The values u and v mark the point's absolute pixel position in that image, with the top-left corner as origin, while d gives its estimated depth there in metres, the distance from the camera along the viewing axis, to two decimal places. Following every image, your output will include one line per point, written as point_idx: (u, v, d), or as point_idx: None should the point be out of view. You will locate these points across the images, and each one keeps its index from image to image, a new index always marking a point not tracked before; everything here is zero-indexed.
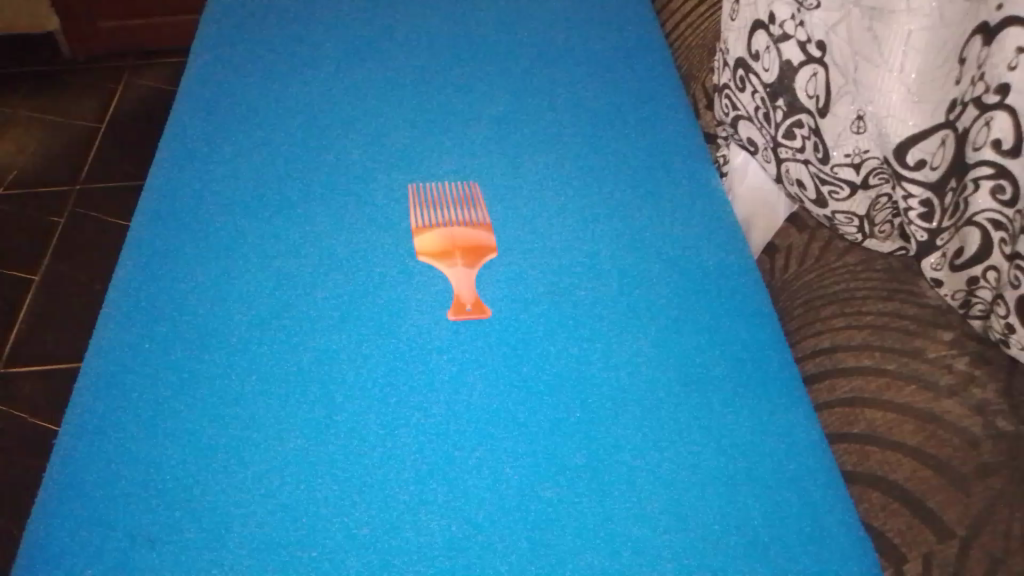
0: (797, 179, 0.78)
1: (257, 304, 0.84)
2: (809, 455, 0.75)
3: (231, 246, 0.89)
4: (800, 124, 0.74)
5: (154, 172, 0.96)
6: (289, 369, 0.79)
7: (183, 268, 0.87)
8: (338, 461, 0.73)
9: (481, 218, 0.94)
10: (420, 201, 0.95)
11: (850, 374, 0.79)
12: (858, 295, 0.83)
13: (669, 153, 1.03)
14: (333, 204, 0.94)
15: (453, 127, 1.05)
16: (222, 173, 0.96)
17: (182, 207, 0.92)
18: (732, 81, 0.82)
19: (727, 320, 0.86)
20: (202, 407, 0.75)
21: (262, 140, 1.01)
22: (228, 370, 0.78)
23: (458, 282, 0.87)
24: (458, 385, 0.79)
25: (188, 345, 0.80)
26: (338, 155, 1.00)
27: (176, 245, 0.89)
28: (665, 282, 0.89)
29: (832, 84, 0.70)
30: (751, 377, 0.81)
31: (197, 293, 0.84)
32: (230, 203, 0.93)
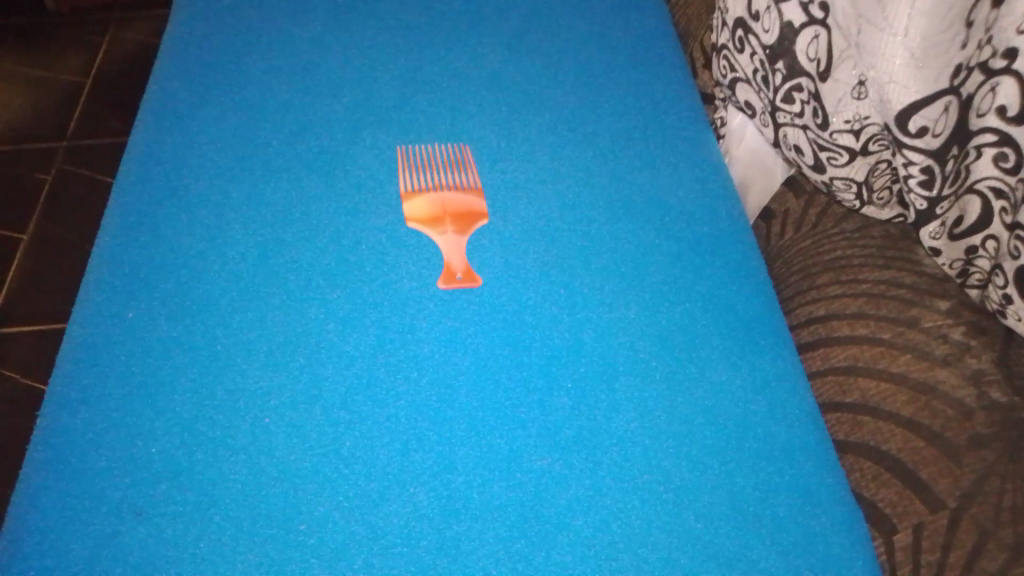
0: (795, 145, 0.75)
1: (243, 271, 0.82)
2: (803, 428, 0.75)
3: (217, 210, 0.87)
4: (799, 88, 0.71)
5: (138, 134, 0.94)
6: (276, 339, 0.77)
7: (166, 234, 0.84)
8: (328, 431, 0.72)
9: (473, 183, 0.92)
10: (412, 163, 0.93)
11: (845, 343, 0.78)
12: (855, 263, 0.81)
13: (666, 117, 1.01)
14: (322, 167, 0.92)
15: (444, 87, 1.02)
16: (206, 136, 0.94)
17: (165, 171, 0.90)
18: (731, 41, 0.79)
19: (722, 289, 0.84)
20: (187, 378, 0.74)
21: (247, 101, 0.98)
22: (213, 340, 0.76)
23: (449, 249, 0.85)
24: (447, 355, 0.77)
25: (175, 312, 0.78)
26: (325, 117, 0.97)
27: (161, 208, 0.86)
28: (660, 249, 0.87)
29: (834, 47, 0.68)
30: (745, 346, 0.80)
31: (185, 259, 0.82)
32: (214, 167, 0.91)
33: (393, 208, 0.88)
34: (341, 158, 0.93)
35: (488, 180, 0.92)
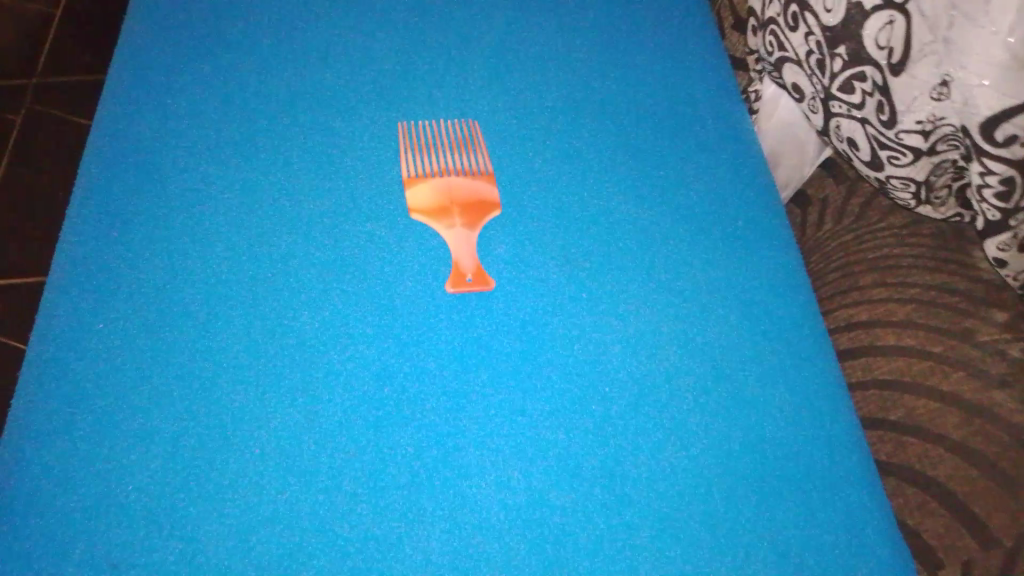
0: (849, 137, 0.67)
1: (228, 269, 0.73)
2: (846, 454, 0.70)
3: (197, 197, 0.77)
4: (861, 76, 0.62)
5: (109, 97, 0.84)
6: (266, 352, 0.69)
7: (141, 226, 0.75)
8: (325, 454, 0.65)
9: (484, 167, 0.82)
10: (417, 141, 0.83)
11: (889, 354, 0.72)
12: (902, 264, 0.74)
13: (694, 88, 0.92)
14: (314, 141, 0.82)
15: (449, 49, 0.91)
16: (184, 107, 0.83)
17: (139, 151, 0.80)
18: (782, 16, 0.68)
19: (759, 296, 0.78)
20: (168, 401, 0.66)
21: (229, 65, 0.87)
22: (196, 354, 0.68)
23: (456, 246, 0.76)
24: (456, 366, 0.70)
25: (155, 310, 0.70)
26: (316, 83, 0.86)
27: (139, 186, 0.77)
28: (687, 244, 0.80)
29: (914, 38, 0.57)
30: (784, 362, 0.74)
31: (165, 247, 0.74)
32: (194, 144, 0.81)
33: (394, 192, 0.79)
34: (335, 131, 0.83)
35: (501, 158, 0.83)
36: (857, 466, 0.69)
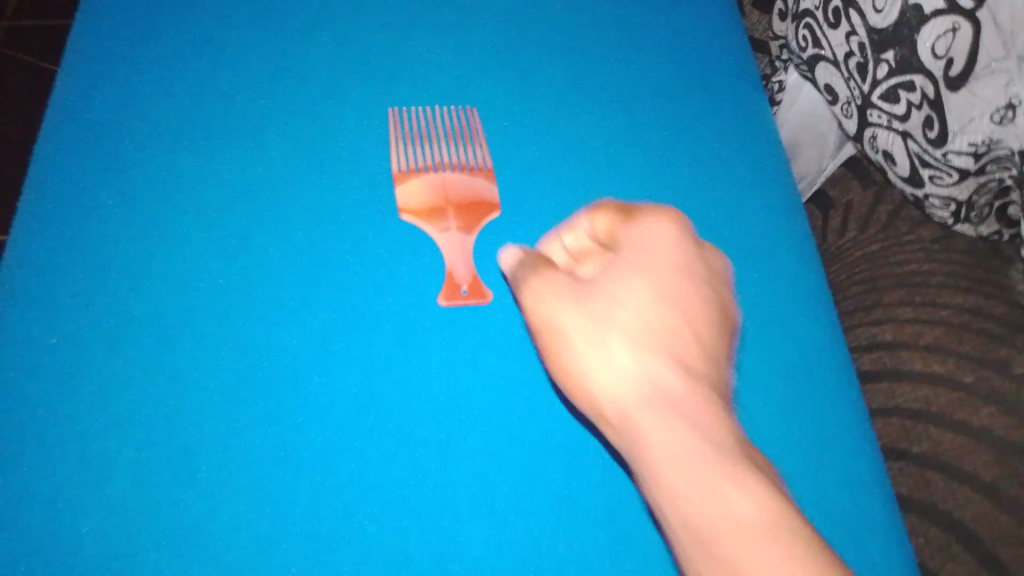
0: (885, 149, 0.62)
1: (187, 268, 0.63)
2: (880, 501, 0.61)
3: (155, 181, 0.67)
4: (910, 86, 0.56)
5: (65, 54, 0.73)
6: (227, 367, 0.59)
7: (90, 214, 0.65)
8: (285, 485, 0.55)
9: (482, 161, 0.71)
10: (407, 127, 0.72)
11: (913, 380, 0.67)
12: (933, 282, 0.68)
13: (720, 62, 0.81)
14: (289, 112, 0.72)
15: (442, 10, 0.80)
16: (143, 74, 0.72)
17: (89, 124, 0.69)
18: (822, 10, 0.62)
19: (790, 312, 0.68)
20: (115, 427, 0.56)
21: (193, 23, 0.75)
22: (148, 371, 0.58)
23: (451, 252, 0.66)
24: (443, 382, 0.60)
25: (102, 306, 0.61)
26: (291, 48, 0.75)
27: (89, 156, 0.67)
28: (709, 244, 0.71)
29: (981, 52, 0.50)
30: (816, 390, 0.65)
31: (117, 239, 0.64)
32: (152, 119, 0.70)
33: (376, 177, 0.69)
34: (313, 100, 0.72)
35: (501, 138, 0.73)
36: (889, 510, 0.62)
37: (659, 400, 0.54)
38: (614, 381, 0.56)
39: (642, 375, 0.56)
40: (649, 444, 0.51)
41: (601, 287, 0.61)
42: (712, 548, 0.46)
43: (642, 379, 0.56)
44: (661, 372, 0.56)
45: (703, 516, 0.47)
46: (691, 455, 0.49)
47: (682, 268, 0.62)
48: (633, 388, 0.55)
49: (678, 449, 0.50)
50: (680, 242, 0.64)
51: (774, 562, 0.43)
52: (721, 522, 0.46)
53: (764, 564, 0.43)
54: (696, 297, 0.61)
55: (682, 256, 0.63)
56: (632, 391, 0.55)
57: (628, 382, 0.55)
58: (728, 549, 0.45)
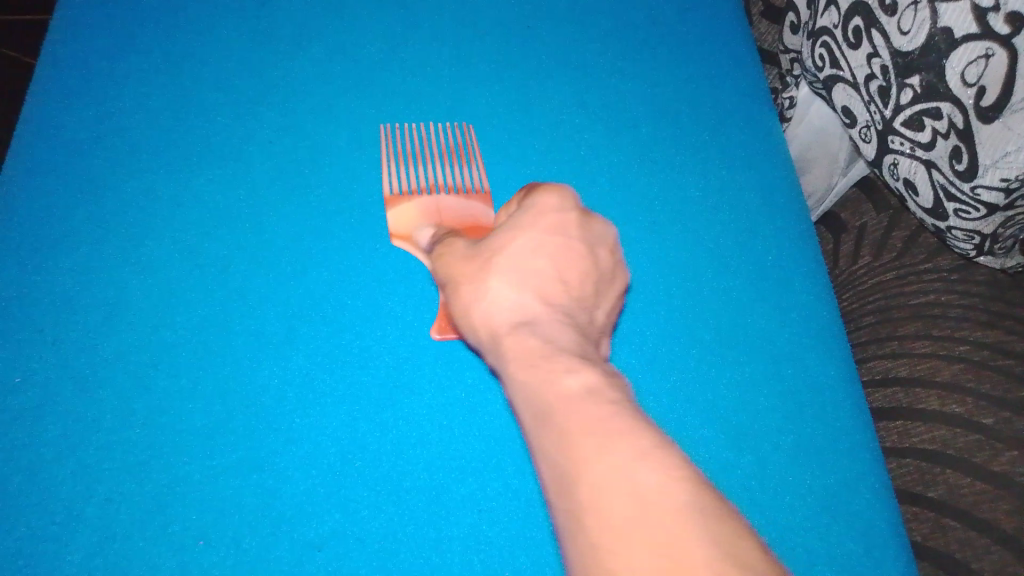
0: (906, 177, 0.59)
1: (166, 298, 0.59)
2: (898, 551, 0.57)
3: (135, 205, 0.63)
4: (936, 114, 0.52)
5: (46, 67, 0.70)
6: (203, 407, 0.55)
7: (65, 242, 0.61)
8: (262, 538, 0.52)
9: (478, 184, 0.67)
10: (401, 146, 0.68)
11: (929, 419, 0.63)
12: (951, 315, 0.65)
13: (729, 77, 0.77)
14: (274, 131, 0.68)
15: (439, 22, 0.76)
16: (125, 90, 0.69)
17: (68, 144, 0.66)
18: (842, 30, 0.59)
19: (800, 346, 0.64)
20: (85, 471, 0.53)
21: (178, 37, 0.72)
22: (121, 410, 0.55)
23: None
24: (437, 424, 0.56)
25: (72, 344, 0.57)
26: (280, 62, 0.71)
27: (63, 181, 0.64)
28: (717, 273, 0.67)
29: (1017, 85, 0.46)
30: (826, 430, 0.61)
31: (93, 267, 0.60)
32: (134, 138, 0.66)
33: (365, 199, 0.65)
34: (300, 117, 0.69)
35: (499, 157, 0.69)
36: (910, 562, 0.58)
37: (526, 329, 0.47)
38: (497, 310, 0.49)
39: (522, 305, 0.48)
40: (510, 351, 0.45)
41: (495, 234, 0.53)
42: (558, 433, 0.38)
43: (527, 307, 0.48)
44: (531, 295, 0.49)
45: (549, 395, 0.40)
46: (542, 352, 0.44)
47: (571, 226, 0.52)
48: (511, 311, 0.48)
49: (538, 373, 0.42)
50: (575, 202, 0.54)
51: (617, 451, 0.35)
52: (559, 421, 0.38)
53: (608, 452, 0.35)
54: (592, 255, 0.52)
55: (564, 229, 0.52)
56: (507, 316, 0.48)
57: (503, 294, 0.49)
58: (564, 436, 0.37)
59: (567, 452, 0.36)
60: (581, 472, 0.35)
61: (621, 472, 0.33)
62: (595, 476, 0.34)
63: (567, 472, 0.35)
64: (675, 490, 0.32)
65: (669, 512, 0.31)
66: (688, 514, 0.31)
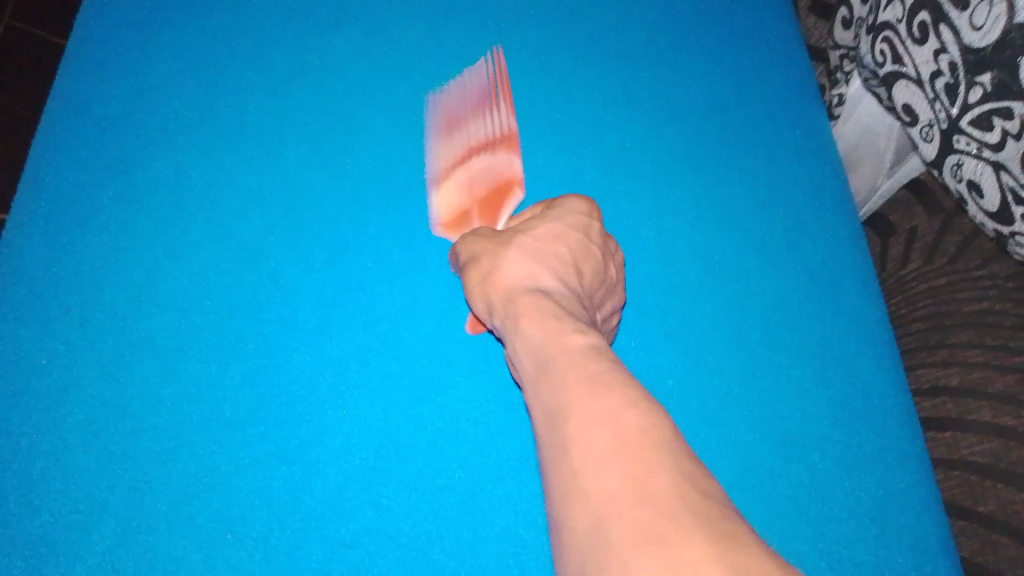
0: (972, 179, 0.56)
1: (197, 284, 0.58)
2: (948, 567, 0.55)
3: (169, 188, 0.62)
4: (1007, 113, 0.50)
5: (83, 45, 0.68)
6: (234, 394, 0.54)
7: (98, 223, 0.60)
8: (290, 533, 0.50)
9: (513, 120, 0.68)
10: (429, 120, 0.67)
11: (982, 432, 0.61)
12: (1006, 323, 0.62)
13: (777, 71, 0.75)
14: (309, 114, 0.66)
15: (481, 8, 0.74)
16: (162, 71, 0.67)
17: (103, 124, 0.64)
18: (906, 24, 0.56)
19: (846, 351, 0.62)
20: (113, 457, 0.52)
21: (215, 18, 0.70)
22: (150, 397, 0.53)
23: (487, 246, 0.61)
24: (471, 421, 0.54)
25: (102, 327, 0.56)
26: (317, 47, 0.70)
27: (92, 159, 0.63)
28: (763, 273, 0.65)
29: None
30: (872, 440, 0.59)
31: (126, 249, 0.59)
32: (169, 119, 0.65)
33: (401, 188, 0.63)
34: (337, 102, 0.67)
35: (541, 148, 0.67)
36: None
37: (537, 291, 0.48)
38: (507, 274, 0.50)
39: (534, 274, 0.50)
40: (517, 304, 0.47)
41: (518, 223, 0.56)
42: (555, 376, 0.39)
43: (540, 277, 0.50)
44: (546, 270, 0.51)
45: (554, 347, 0.42)
46: (549, 312, 0.45)
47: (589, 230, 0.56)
48: (522, 275, 0.50)
49: (540, 326, 0.44)
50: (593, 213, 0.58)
51: (605, 398, 0.36)
52: (559, 368, 0.40)
53: (597, 396, 0.36)
54: (604, 260, 0.55)
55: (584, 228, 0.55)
56: (521, 279, 0.50)
57: (516, 261, 0.51)
58: (560, 379, 0.39)
59: (562, 391, 0.38)
60: (573, 410, 0.36)
61: (610, 415, 0.35)
62: (584, 414, 0.36)
63: (559, 409, 0.37)
64: (656, 432, 0.34)
65: (645, 445, 0.33)
66: (658, 450, 0.33)
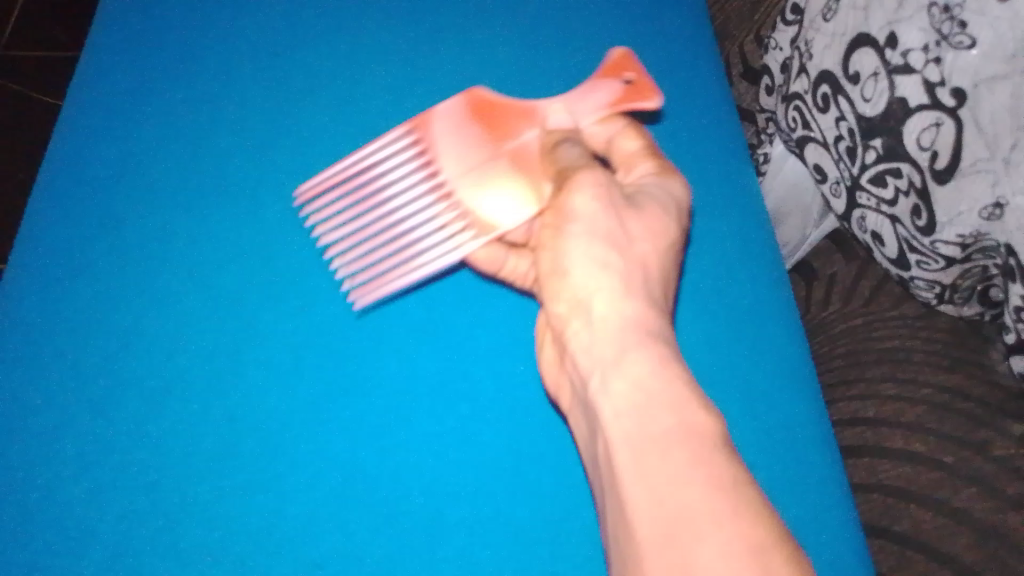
0: (873, 229, 0.65)
1: (199, 338, 0.66)
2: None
3: (167, 257, 0.70)
4: (897, 173, 0.58)
5: (84, 131, 0.76)
6: (234, 439, 0.63)
7: (114, 293, 0.69)
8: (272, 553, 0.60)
9: (391, 139, 0.67)
10: (385, 253, 0.65)
11: (897, 457, 0.67)
12: (915, 358, 0.69)
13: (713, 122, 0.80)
14: (285, 175, 0.73)
15: (438, 61, 0.78)
16: (156, 147, 0.75)
17: (111, 201, 0.73)
18: (812, 94, 0.65)
19: (769, 386, 0.68)
20: (139, 496, 0.62)
21: (199, 93, 0.77)
22: (167, 445, 0.63)
23: (531, 172, 0.63)
24: None
25: (121, 386, 0.65)
26: (290, 112, 0.75)
27: (102, 233, 0.71)
28: (696, 316, 0.70)
29: (966, 149, 0.53)
30: (791, 466, 0.65)
31: (136, 315, 0.68)
32: (165, 193, 0.73)
33: None
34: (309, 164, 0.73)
35: None
36: None
37: (623, 366, 0.52)
38: (582, 277, 0.58)
39: (623, 350, 0.53)
40: (616, 389, 0.51)
41: (584, 168, 0.60)
42: (666, 486, 0.43)
43: (630, 347, 0.53)
44: (637, 340, 0.53)
45: (660, 443, 0.46)
46: (648, 401, 0.49)
47: (612, 135, 0.66)
48: (611, 350, 0.53)
49: (631, 362, 0.52)
50: (646, 157, 0.65)
51: (720, 528, 0.40)
52: (656, 423, 0.47)
53: (716, 524, 0.40)
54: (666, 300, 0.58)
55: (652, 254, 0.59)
56: (610, 351, 0.53)
57: (608, 340, 0.54)
58: (653, 432, 0.47)
59: (655, 444, 0.46)
60: (689, 531, 0.41)
61: (726, 546, 0.39)
62: (706, 543, 0.40)
63: (672, 524, 0.42)
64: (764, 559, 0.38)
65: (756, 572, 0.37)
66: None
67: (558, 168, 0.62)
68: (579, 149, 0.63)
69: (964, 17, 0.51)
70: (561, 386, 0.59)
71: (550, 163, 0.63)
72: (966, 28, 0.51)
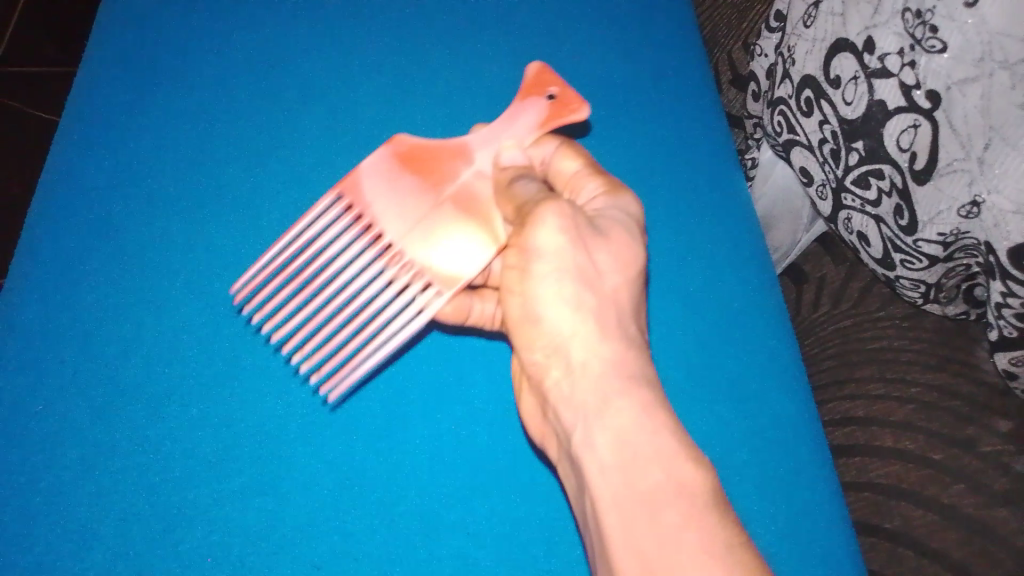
0: (859, 230, 0.67)
1: (167, 331, 0.61)
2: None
3: (133, 240, 0.65)
4: (880, 174, 0.61)
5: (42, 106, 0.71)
6: (209, 431, 0.58)
7: (74, 286, 0.63)
8: None
9: (324, 203, 0.57)
10: (348, 333, 0.54)
11: (885, 455, 0.68)
12: (904, 358, 0.70)
13: (702, 123, 0.80)
14: (264, 157, 0.69)
15: (421, 50, 0.76)
16: (120, 123, 0.69)
17: (72, 180, 0.67)
18: (795, 99, 0.67)
19: (757, 384, 0.69)
20: (99, 506, 0.56)
21: (167, 71, 0.72)
22: (129, 449, 0.57)
23: (484, 212, 0.54)
24: (427, 453, 0.59)
25: (80, 384, 0.59)
26: (267, 94, 0.72)
27: (77, 201, 0.66)
28: (686, 318, 0.71)
29: (942, 148, 0.56)
30: (781, 465, 0.66)
31: (98, 307, 0.62)
32: (130, 172, 0.67)
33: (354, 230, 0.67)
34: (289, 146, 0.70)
35: None
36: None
37: (604, 413, 0.47)
38: (556, 320, 0.50)
39: (604, 396, 0.47)
40: (598, 439, 0.46)
41: (546, 201, 0.51)
42: (660, 552, 0.40)
43: (609, 391, 0.47)
44: (618, 381, 0.48)
45: (651, 501, 0.42)
46: (635, 450, 0.44)
47: (547, 158, 0.57)
48: (590, 397, 0.48)
49: (616, 414, 0.46)
50: (592, 174, 0.57)
51: None
52: (646, 477, 0.43)
53: None
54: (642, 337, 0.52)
55: (626, 284, 0.52)
56: (589, 400, 0.48)
57: (586, 386, 0.48)
58: (643, 489, 0.43)
59: (645, 502, 0.42)
60: None
61: None
62: None
63: None
64: None
65: None
66: None
67: (515, 204, 0.52)
68: (537, 181, 0.53)
69: (935, 22, 0.54)
70: (547, 436, 0.54)
71: (505, 199, 0.53)
72: (937, 32, 0.54)
